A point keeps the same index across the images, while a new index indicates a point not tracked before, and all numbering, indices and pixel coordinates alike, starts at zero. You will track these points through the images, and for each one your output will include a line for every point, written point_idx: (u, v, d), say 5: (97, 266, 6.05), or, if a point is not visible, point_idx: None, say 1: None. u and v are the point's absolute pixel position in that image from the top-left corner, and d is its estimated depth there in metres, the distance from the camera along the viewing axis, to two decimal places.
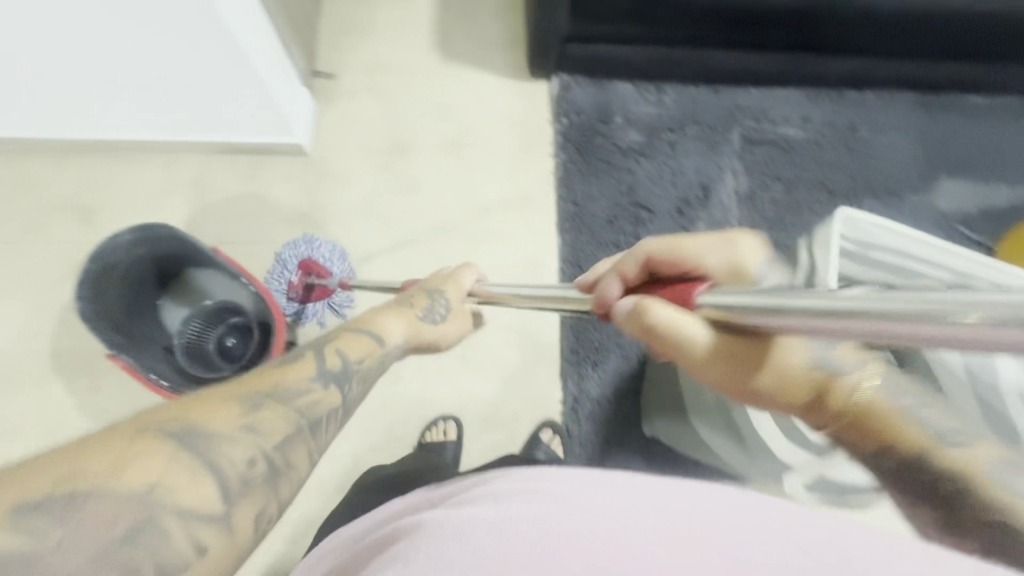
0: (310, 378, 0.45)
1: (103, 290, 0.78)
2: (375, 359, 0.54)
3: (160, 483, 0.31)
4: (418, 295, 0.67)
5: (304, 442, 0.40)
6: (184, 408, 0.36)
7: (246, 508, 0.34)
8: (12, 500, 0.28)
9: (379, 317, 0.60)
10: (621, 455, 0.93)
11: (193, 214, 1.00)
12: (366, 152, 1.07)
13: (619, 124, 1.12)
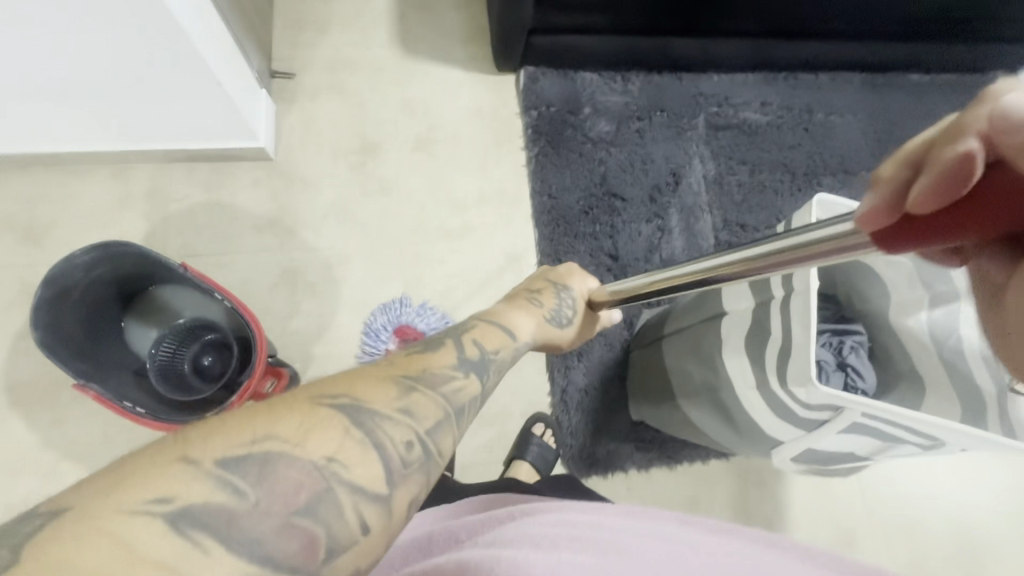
0: (452, 367, 0.43)
1: (57, 311, 0.74)
2: (510, 351, 0.52)
3: (335, 457, 0.31)
4: (548, 291, 0.68)
5: (453, 429, 0.39)
6: (351, 380, 0.36)
7: (404, 492, 0.33)
8: (216, 456, 0.29)
9: (507, 310, 0.59)
10: (611, 441, 0.95)
11: (151, 227, 0.95)
12: (333, 153, 1.03)
13: (588, 115, 1.12)
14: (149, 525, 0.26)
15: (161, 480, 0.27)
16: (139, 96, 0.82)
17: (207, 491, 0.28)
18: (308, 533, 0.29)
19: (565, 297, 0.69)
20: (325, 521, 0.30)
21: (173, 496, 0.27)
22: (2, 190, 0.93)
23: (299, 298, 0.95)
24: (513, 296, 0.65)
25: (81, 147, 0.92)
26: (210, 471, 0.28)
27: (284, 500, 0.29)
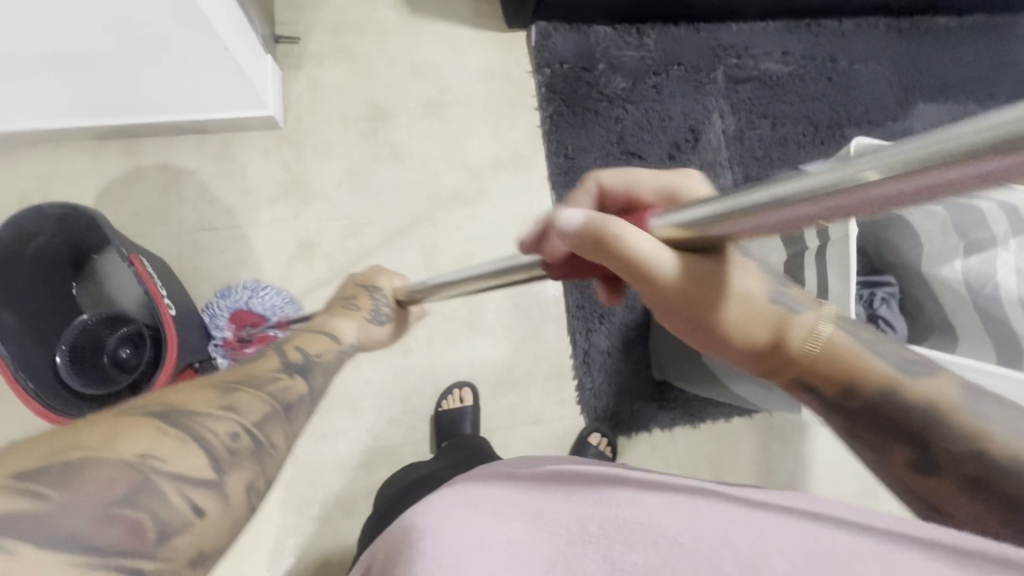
0: (275, 370, 0.49)
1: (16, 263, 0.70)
2: (334, 355, 0.60)
3: (152, 453, 0.31)
4: (363, 296, 0.73)
5: (282, 423, 0.42)
6: (166, 396, 0.37)
7: (237, 476, 0.35)
8: (10, 470, 0.27)
9: (331, 321, 0.66)
10: (635, 400, 0.96)
11: (167, 201, 0.94)
12: (343, 120, 1.01)
13: (603, 71, 1.08)
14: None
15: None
16: (155, 66, 0.80)
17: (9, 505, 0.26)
18: (134, 525, 0.29)
19: (378, 297, 0.73)
20: (150, 512, 0.30)
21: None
22: (13, 168, 0.92)
23: (318, 269, 0.95)
24: (331, 308, 0.71)
25: (96, 119, 0.90)
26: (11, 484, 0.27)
27: (97, 497, 0.28)
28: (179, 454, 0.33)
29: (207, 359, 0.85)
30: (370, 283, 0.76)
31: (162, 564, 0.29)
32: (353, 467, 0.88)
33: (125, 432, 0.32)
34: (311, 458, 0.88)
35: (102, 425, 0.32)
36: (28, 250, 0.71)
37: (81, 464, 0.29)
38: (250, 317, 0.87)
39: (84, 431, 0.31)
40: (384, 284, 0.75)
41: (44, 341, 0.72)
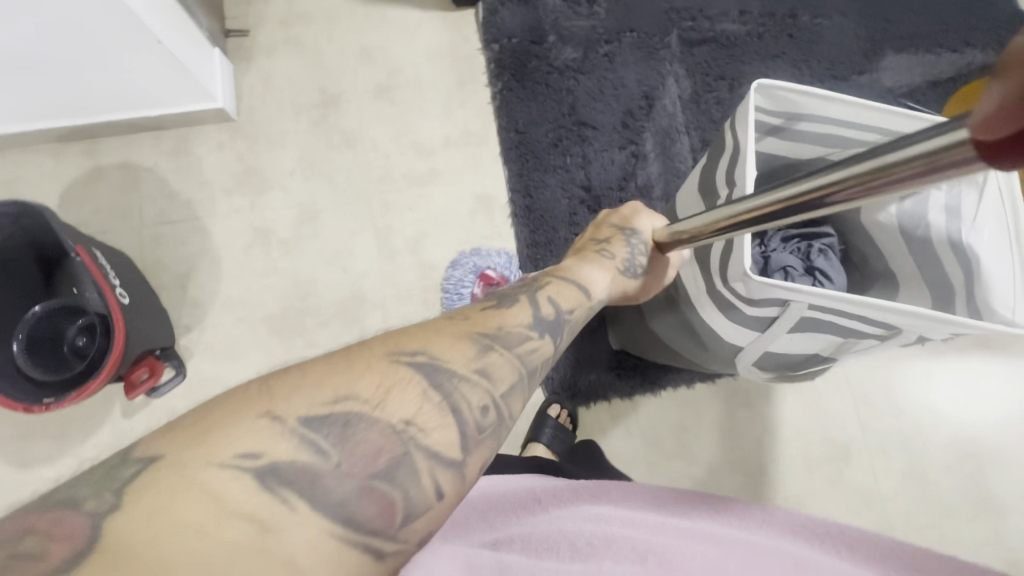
0: (527, 327, 0.44)
1: None
2: (584, 310, 0.52)
3: (412, 422, 0.34)
4: (615, 239, 0.63)
5: (523, 393, 0.41)
6: (428, 341, 0.39)
7: (476, 458, 0.36)
8: (298, 415, 0.31)
9: (578, 266, 0.57)
10: (594, 371, 0.95)
11: (128, 198, 0.97)
12: (295, 109, 1.03)
13: (553, 43, 1.07)
14: (234, 485, 0.28)
15: (245, 436, 0.30)
16: (97, 64, 0.82)
17: (293, 449, 0.30)
18: (385, 501, 0.31)
19: (631, 240, 0.63)
20: (399, 489, 0.32)
21: (260, 453, 0.30)
22: None
23: (276, 256, 0.96)
24: (582, 251, 0.62)
25: (54, 121, 0.94)
26: (294, 428, 0.31)
27: (364, 464, 0.32)
28: (403, 424, 0.34)
29: (169, 347, 0.88)
30: (622, 225, 0.66)
31: (399, 543, 0.32)
32: None
33: (347, 385, 0.33)
34: None
35: (338, 368, 0.34)
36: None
37: (339, 422, 0.32)
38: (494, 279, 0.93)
39: (325, 387, 0.33)
40: (643, 227, 0.65)
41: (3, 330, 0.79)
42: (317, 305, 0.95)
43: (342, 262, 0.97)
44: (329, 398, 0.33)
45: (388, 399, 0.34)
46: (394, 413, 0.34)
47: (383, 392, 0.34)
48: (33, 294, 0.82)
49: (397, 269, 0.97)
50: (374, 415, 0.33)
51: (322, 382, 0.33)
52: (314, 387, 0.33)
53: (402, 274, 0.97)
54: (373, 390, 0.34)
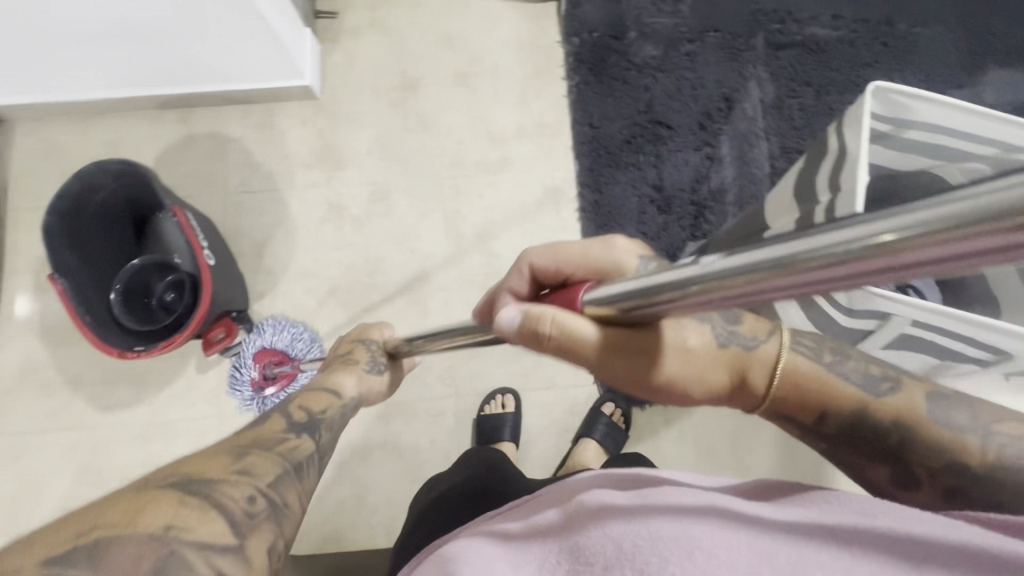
0: (286, 432, 0.48)
1: (80, 217, 0.81)
2: (340, 411, 0.58)
3: (174, 525, 0.33)
4: (359, 349, 0.70)
5: (294, 482, 0.43)
6: (181, 466, 0.38)
7: (258, 538, 0.36)
8: (36, 562, 0.29)
9: (331, 376, 0.63)
10: None
11: (215, 167, 1.02)
12: (374, 91, 1.05)
13: (634, 39, 1.06)
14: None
15: None
16: (200, 37, 0.87)
17: None
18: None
19: (373, 349, 0.70)
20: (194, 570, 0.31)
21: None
22: (88, 135, 1.03)
23: (347, 232, 0.99)
24: (330, 368, 0.67)
25: (153, 90, 1.00)
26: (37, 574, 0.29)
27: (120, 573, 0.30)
28: (173, 516, 0.33)
29: (244, 310, 0.93)
30: (366, 333, 0.74)
31: None
32: (371, 420, 0.92)
33: (105, 514, 0.32)
34: None
35: (89, 511, 0.33)
36: (93, 205, 0.82)
37: (105, 544, 0.30)
38: (271, 354, 0.92)
39: (72, 526, 0.31)
40: (382, 334, 0.74)
41: (101, 282, 0.84)
42: (382, 284, 0.97)
43: (410, 243, 0.99)
44: (88, 526, 0.31)
45: (150, 511, 0.33)
46: (159, 514, 0.33)
47: (156, 506, 0.34)
48: (124, 254, 0.88)
49: (461, 254, 0.99)
50: (145, 525, 0.32)
51: (80, 521, 0.32)
52: (60, 530, 0.31)
53: (465, 259, 0.98)
54: (128, 510, 0.33)
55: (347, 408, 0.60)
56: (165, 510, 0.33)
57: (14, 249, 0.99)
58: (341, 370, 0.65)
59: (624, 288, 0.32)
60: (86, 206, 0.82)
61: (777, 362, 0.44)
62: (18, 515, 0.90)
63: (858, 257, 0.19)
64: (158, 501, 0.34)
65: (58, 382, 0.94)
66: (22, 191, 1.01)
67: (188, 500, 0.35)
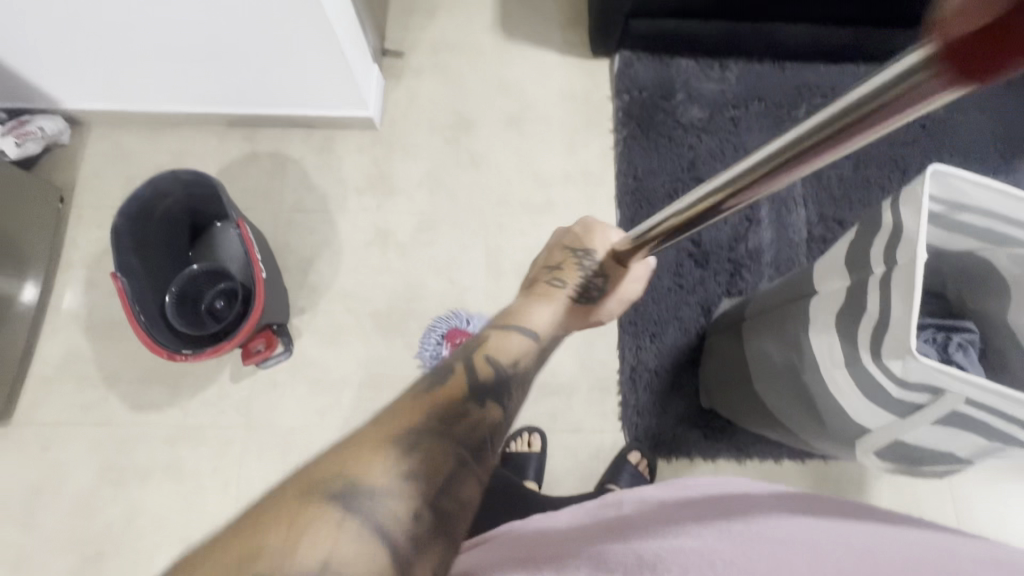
0: (474, 401, 0.45)
1: (147, 219, 0.85)
2: (532, 360, 0.54)
3: (337, 556, 0.33)
4: (568, 266, 0.65)
5: (470, 477, 0.41)
6: (347, 459, 0.38)
7: (424, 561, 0.36)
8: None
9: (527, 306, 0.60)
10: (678, 425, 0.94)
11: (272, 184, 1.07)
12: (431, 127, 1.11)
13: (682, 101, 1.12)
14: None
15: None
16: (280, 63, 0.93)
17: None
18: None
19: (585, 266, 0.65)
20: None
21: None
22: (157, 144, 1.09)
23: (390, 258, 1.02)
24: (534, 284, 0.65)
25: (226, 108, 1.06)
26: None
27: None
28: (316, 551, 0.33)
29: (284, 323, 0.95)
30: (579, 246, 0.67)
31: None
32: None
33: (254, 536, 0.33)
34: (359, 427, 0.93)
35: (239, 531, 0.33)
36: (160, 209, 0.87)
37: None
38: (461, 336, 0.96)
39: (234, 550, 0.32)
40: (599, 247, 0.66)
41: (157, 284, 0.87)
42: (420, 310, 0.99)
43: (450, 274, 1.01)
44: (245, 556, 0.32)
45: (298, 541, 0.33)
46: (305, 546, 0.33)
47: (307, 538, 0.34)
48: (180, 259, 0.92)
49: (499, 288, 1.01)
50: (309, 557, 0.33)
51: (236, 546, 0.32)
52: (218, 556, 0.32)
53: (503, 293, 1.00)
54: (273, 540, 0.33)
55: (546, 347, 0.57)
56: (308, 544, 0.33)
57: (71, 244, 1.03)
58: (542, 299, 0.62)
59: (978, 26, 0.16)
60: (154, 210, 0.86)
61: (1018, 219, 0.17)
62: (36, 506, 0.90)
63: None
64: (297, 530, 0.34)
65: (95, 376, 0.96)
66: (87, 191, 1.06)
67: (330, 532, 0.34)
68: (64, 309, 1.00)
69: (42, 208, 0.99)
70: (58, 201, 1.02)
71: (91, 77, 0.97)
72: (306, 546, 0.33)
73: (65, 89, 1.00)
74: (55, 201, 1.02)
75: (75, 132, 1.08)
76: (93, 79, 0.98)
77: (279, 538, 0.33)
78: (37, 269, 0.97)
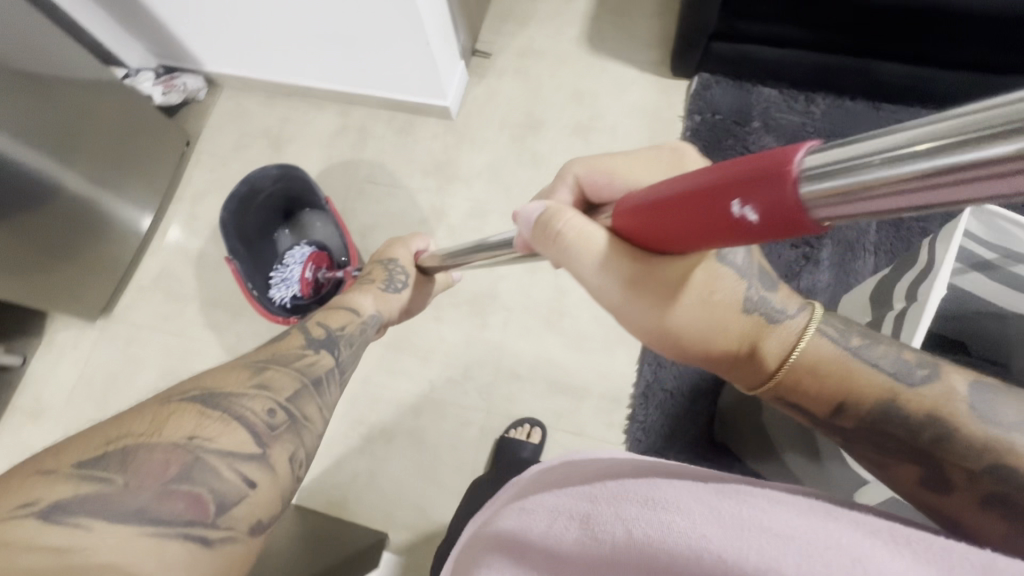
0: (303, 347, 0.62)
1: (249, 207, 0.99)
2: (355, 327, 0.72)
3: (196, 435, 0.42)
4: (377, 269, 0.85)
5: (312, 399, 0.55)
6: (204, 381, 0.49)
7: (279, 448, 0.47)
8: (71, 463, 0.38)
9: (353, 297, 0.78)
10: (685, 452, 0.90)
11: (353, 156, 1.19)
12: (502, 123, 1.17)
13: (756, 129, 1.08)
14: (25, 525, 0.34)
15: (25, 490, 0.36)
16: (378, 48, 1.04)
17: (76, 485, 0.36)
18: (193, 496, 0.39)
19: (393, 268, 0.86)
20: (207, 485, 0.40)
21: (38, 501, 0.35)
22: (270, 108, 1.25)
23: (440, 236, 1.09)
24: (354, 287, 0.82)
25: (329, 85, 1.20)
26: (70, 472, 0.37)
27: (154, 476, 0.39)
28: (186, 426, 0.42)
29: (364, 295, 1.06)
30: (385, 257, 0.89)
31: (222, 531, 0.40)
32: (404, 408, 0.97)
33: (145, 422, 0.42)
34: (376, 382, 1.00)
35: (122, 421, 0.42)
36: (259, 197, 1.01)
37: (128, 455, 0.39)
38: (321, 260, 1.03)
39: (134, 425, 0.42)
40: (399, 255, 0.87)
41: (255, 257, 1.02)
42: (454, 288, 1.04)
43: None
44: (138, 433, 0.41)
45: (175, 418, 0.43)
46: (183, 422, 0.43)
47: (190, 421, 0.43)
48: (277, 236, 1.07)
49: (530, 280, 1.03)
50: (174, 431, 0.42)
51: (142, 422, 0.42)
52: (113, 434, 0.40)
53: (533, 286, 1.02)
54: (148, 422, 0.42)
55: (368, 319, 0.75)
56: (187, 422, 0.43)
57: (186, 182, 1.22)
58: (357, 291, 0.80)
59: (928, 129, 0.20)
60: (253, 202, 1.00)
61: (798, 342, 0.44)
62: (109, 389, 1.06)
63: (927, 149, 0.19)
64: (189, 416, 0.43)
65: (179, 293, 1.12)
66: (208, 140, 1.25)
67: (193, 420, 0.43)
68: (169, 234, 1.18)
69: (171, 149, 1.18)
70: (184, 144, 1.21)
71: (230, 46, 1.15)
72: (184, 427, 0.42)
73: (210, 55, 1.20)
74: (182, 144, 1.21)
75: (210, 91, 1.28)
76: (231, 48, 1.16)
77: (158, 417, 0.43)
78: (153, 198, 1.16)
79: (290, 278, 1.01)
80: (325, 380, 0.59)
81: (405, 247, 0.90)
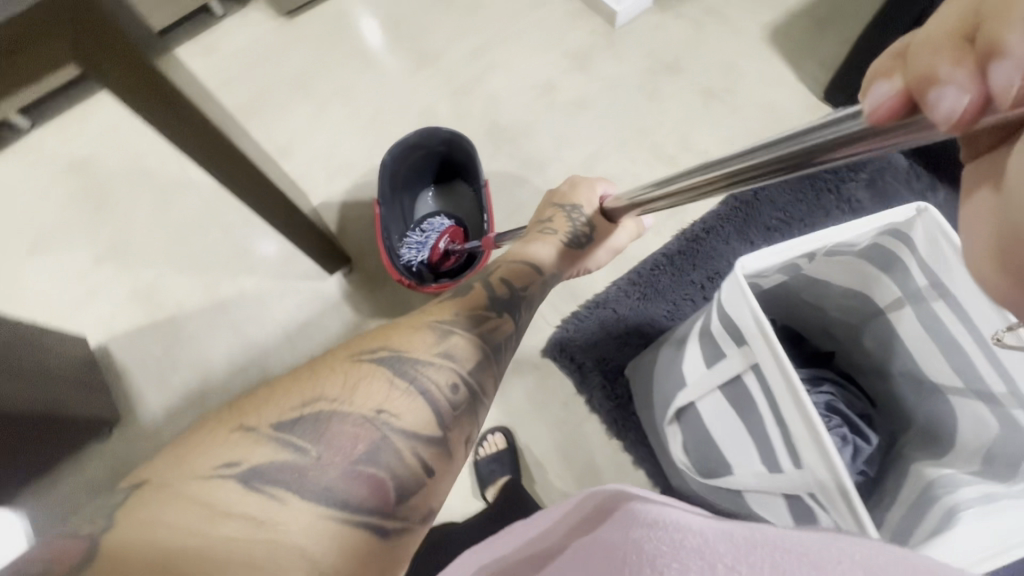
0: (483, 307, 0.61)
1: (410, 151, 1.04)
2: (538, 283, 0.73)
3: (383, 409, 0.44)
4: (558, 216, 0.86)
5: (491, 368, 0.54)
6: (388, 339, 0.50)
7: (457, 430, 0.47)
8: (269, 424, 0.40)
9: (532, 247, 0.79)
10: (593, 364, 0.97)
11: (520, 8, 1.32)
12: (650, 52, 1.25)
13: (858, 179, 1.07)
14: (227, 486, 0.36)
15: (227, 444, 0.38)
16: None
17: (273, 453, 0.39)
18: (374, 478, 0.41)
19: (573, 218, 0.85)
20: (387, 467, 0.42)
21: (240, 462, 0.38)
22: None
23: (540, 105, 1.22)
24: (531, 234, 0.84)
25: None
26: (269, 432, 0.40)
27: (345, 452, 0.41)
28: (364, 401, 0.44)
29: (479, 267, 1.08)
30: (569, 200, 0.89)
31: (402, 521, 0.41)
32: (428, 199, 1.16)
33: (319, 386, 0.43)
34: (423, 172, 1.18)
35: (298, 380, 0.44)
36: (420, 148, 1.05)
37: (321, 420, 0.41)
38: (456, 235, 1.09)
39: (322, 386, 0.43)
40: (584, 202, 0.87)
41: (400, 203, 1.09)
42: (521, 147, 1.20)
43: (562, 146, 1.19)
44: (316, 393, 0.43)
45: (361, 386, 0.45)
46: (365, 390, 0.44)
47: (372, 387, 0.45)
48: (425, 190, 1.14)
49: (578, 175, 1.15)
50: (363, 402, 0.44)
51: (321, 384, 0.44)
52: (292, 398, 0.42)
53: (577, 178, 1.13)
54: (329, 389, 0.43)
55: (546, 279, 0.76)
56: (367, 390, 0.44)
57: None
58: (536, 243, 0.81)
59: None
60: (415, 151, 1.05)
61: None
62: (254, 63, 1.32)
63: None
64: (362, 388, 0.44)
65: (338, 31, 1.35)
66: None
67: (366, 385, 0.45)
68: None
69: None
70: None
71: None
72: (361, 398, 0.44)
73: None
74: None
75: None
76: None
77: (336, 384, 0.44)
78: None
79: (424, 243, 1.08)
80: (504, 348, 0.57)
81: (586, 195, 0.89)
